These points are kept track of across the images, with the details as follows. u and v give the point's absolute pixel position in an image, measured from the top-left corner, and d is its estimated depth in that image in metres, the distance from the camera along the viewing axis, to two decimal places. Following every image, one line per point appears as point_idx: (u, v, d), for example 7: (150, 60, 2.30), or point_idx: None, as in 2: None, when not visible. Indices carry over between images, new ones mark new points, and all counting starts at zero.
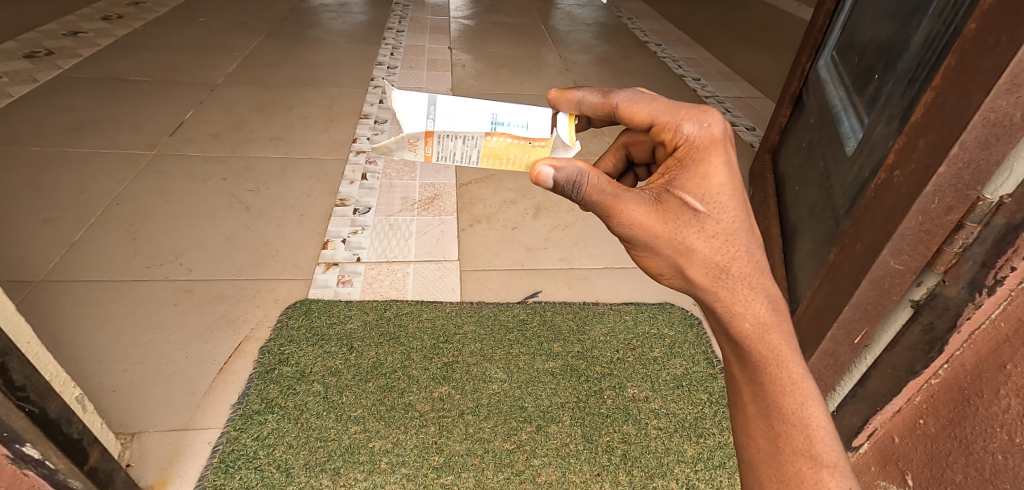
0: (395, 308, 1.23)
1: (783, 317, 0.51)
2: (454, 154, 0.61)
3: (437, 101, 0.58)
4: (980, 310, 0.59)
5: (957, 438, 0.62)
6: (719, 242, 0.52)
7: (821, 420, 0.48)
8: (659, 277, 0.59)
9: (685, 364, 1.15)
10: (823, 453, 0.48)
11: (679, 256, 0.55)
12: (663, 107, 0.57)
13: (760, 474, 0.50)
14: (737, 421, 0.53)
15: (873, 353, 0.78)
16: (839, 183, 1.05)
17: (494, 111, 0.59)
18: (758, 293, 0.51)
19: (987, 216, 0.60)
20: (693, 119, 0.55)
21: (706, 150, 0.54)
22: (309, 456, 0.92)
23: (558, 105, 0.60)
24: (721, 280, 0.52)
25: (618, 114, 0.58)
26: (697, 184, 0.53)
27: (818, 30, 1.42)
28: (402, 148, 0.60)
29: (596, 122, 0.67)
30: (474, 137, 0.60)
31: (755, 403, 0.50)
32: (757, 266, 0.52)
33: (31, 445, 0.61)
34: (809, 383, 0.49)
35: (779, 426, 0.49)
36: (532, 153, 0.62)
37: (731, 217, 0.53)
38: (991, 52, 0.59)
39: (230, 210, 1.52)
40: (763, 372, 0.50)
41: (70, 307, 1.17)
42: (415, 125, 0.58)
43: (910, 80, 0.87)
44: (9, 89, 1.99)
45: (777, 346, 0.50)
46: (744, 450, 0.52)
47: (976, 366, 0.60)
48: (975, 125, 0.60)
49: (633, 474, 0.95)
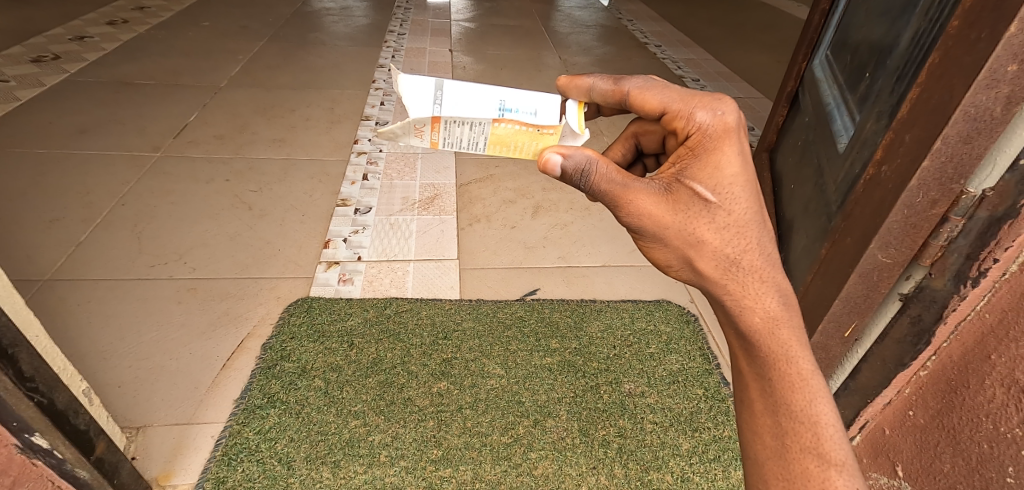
0: (395, 305, 1.24)
1: (794, 311, 0.53)
2: (461, 141, 0.63)
3: (444, 86, 0.60)
4: (965, 302, 0.60)
5: (945, 429, 0.63)
6: (729, 233, 0.54)
7: (829, 418, 0.50)
8: (666, 269, 0.60)
9: (682, 360, 1.16)
10: (831, 451, 0.49)
11: (689, 248, 0.56)
12: (675, 95, 0.59)
13: (765, 472, 0.52)
14: (744, 418, 0.55)
15: (864, 346, 0.80)
16: (832, 179, 1.07)
17: (502, 97, 0.60)
18: (769, 287, 0.53)
19: (971, 210, 0.62)
20: (706, 107, 0.56)
21: (719, 138, 0.56)
22: (310, 449, 0.94)
23: (568, 92, 0.63)
24: (731, 272, 0.54)
25: (629, 101, 0.61)
26: (709, 174, 0.55)
27: (813, 30, 1.44)
28: (408, 134, 0.62)
29: (605, 112, 0.69)
30: (482, 124, 0.61)
31: (762, 399, 0.52)
32: (767, 259, 0.54)
33: (40, 435, 0.63)
34: (817, 380, 0.50)
35: (786, 423, 0.50)
36: (541, 140, 0.63)
37: (742, 208, 0.55)
38: (972, 48, 0.61)
39: (233, 210, 1.54)
40: (772, 368, 0.51)
41: (76, 305, 1.19)
42: (422, 110, 0.60)
43: (898, 78, 0.88)
44: (17, 92, 2.03)
45: (786, 341, 0.51)
46: (750, 446, 0.54)
47: (963, 357, 0.62)
48: (956, 120, 0.61)
49: (629, 467, 0.96)
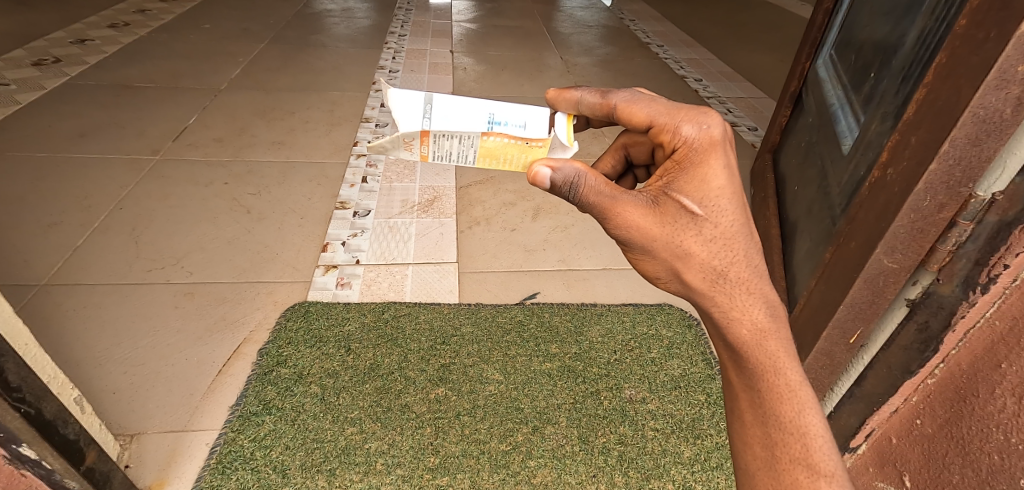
0: (393, 309, 1.23)
1: (782, 323, 0.51)
2: (451, 154, 0.62)
3: (434, 100, 0.59)
4: (974, 308, 0.58)
5: (954, 439, 0.61)
6: (717, 246, 0.52)
7: (819, 429, 0.48)
8: (655, 280, 0.59)
9: (684, 365, 1.15)
10: (821, 462, 0.47)
11: (677, 260, 0.55)
12: (662, 108, 0.57)
13: (755, 482, 0.50)
14: (734, 428, 0.53)
15: (869, 352, 0.76)
16: (836, 182, 1.05)
17: (491, 110, 0.60)
18: (756, 298, 0.51)
19: (980, 214, 0.59)
20: (692, 121, 0.55)
21: (705, 152, 0.54)
22: (306, 457, 0.93)
23: (557, 104, 0.62)
24: (719, 284, 0.52)
25: (617, 115, 0.59)
26: (696, 186, 0.53)
27: (817, 29, 1.41)
28: (397, 147, 0.60)
29: (595, 123, 0.68)
30: (471, 137, 0.60)
31: (752, 410, 0.50)
32: (755, 270, 0.52)
33: (28, 445, 0.62)
34: (806, 390, 0.49)
35: (776, 434, 0.49)
36: (529, 153, 0.62)
37: (729, 221, 0.53)
38: (980, 48, 0.59)
39: (231, 214, 1.53)
40: (761, 379, 0.49)
41: (72, 311, 1.18)
42: (411, 124, 0.59)
43: (904, 78, 0.86)
44: (18, 96, 2.03)
45: (775, 353, 0.49)
46: (740, 457, 0.52)
47: (973, 365, 0.59)
48: (965, 122, 0.60)
49: (630, 475, 0.94)
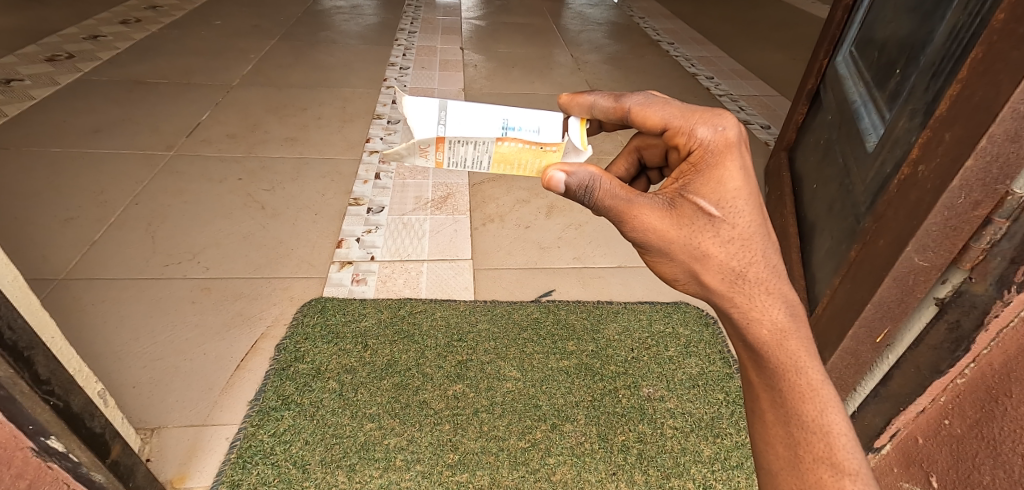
0: (409, 306, 1.23)
1: (802, 323, 0.50)
2: (465, 161, 0.61)
3: (448, 107, 0.58)
4: (1009, 307, 0.56)
5: (983, 439, 0.58)
6: (735, 247, 0.52)
7: (842, 427, 0.47)
8: (673, 282, 0.59)
9: (702, 363, 1.14)
10: (844, 460, 0.46)
11: (694, 262, 0.54)
12: (676, 111, 0.56)
13: (779, 482, 0.49)
14: (755, 428, 0.53)
15: (895, 352, 0.76)
16: (859, 181, 1.04)
17: (505, 116, 0.58)
18: (776, 298, 0.51)
19: (1017, 211, 0.58)
20: (707, 123, 0.54)
21: (721, 154, 0.54)
22: (326, 452, 0.93)
23: (570, 109, 0.60)
24: (738, 286, 0.52)
25: (631, 118, 0.58)
26: (712, 188, 0.53)
27: (835, 26, 1.39)
28: (413, 154, 0.61)
29: (608, 126, 0.67)
30: (486, 143, 0.59)
31: (773, 410, 0.49)
32: (773, 271, 0.52)
33: (56, 438, 0.63)
34: (828, 390, 0.48)
35: (798, 433, 0.48)
36: (544, 158, 0.61)
37: (747, 222, 0.52)
38: (1021, 43, 0.59)
39: (246, 209, 1.53)
40: (782, 379, 0.49)
41: (90, 305, 1.19)
42: (426, 131, 0.58)
43: (933, 75, 0.86)
44: (32, 92, 2.03)
45: (796, 353, 0.49)
46: (762, 457, 0.51)
47: (1005, 365, 0.57)
48: (1003, 118, 0.59)
49: (649, 474, 0.94)
